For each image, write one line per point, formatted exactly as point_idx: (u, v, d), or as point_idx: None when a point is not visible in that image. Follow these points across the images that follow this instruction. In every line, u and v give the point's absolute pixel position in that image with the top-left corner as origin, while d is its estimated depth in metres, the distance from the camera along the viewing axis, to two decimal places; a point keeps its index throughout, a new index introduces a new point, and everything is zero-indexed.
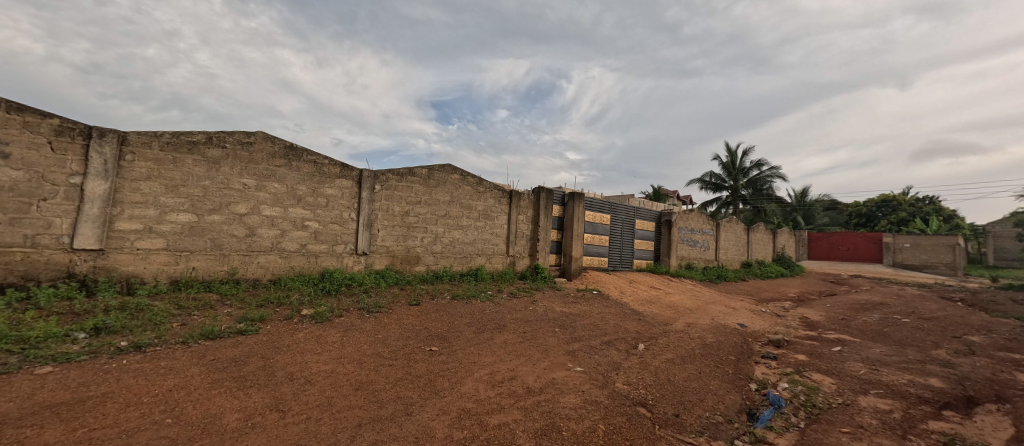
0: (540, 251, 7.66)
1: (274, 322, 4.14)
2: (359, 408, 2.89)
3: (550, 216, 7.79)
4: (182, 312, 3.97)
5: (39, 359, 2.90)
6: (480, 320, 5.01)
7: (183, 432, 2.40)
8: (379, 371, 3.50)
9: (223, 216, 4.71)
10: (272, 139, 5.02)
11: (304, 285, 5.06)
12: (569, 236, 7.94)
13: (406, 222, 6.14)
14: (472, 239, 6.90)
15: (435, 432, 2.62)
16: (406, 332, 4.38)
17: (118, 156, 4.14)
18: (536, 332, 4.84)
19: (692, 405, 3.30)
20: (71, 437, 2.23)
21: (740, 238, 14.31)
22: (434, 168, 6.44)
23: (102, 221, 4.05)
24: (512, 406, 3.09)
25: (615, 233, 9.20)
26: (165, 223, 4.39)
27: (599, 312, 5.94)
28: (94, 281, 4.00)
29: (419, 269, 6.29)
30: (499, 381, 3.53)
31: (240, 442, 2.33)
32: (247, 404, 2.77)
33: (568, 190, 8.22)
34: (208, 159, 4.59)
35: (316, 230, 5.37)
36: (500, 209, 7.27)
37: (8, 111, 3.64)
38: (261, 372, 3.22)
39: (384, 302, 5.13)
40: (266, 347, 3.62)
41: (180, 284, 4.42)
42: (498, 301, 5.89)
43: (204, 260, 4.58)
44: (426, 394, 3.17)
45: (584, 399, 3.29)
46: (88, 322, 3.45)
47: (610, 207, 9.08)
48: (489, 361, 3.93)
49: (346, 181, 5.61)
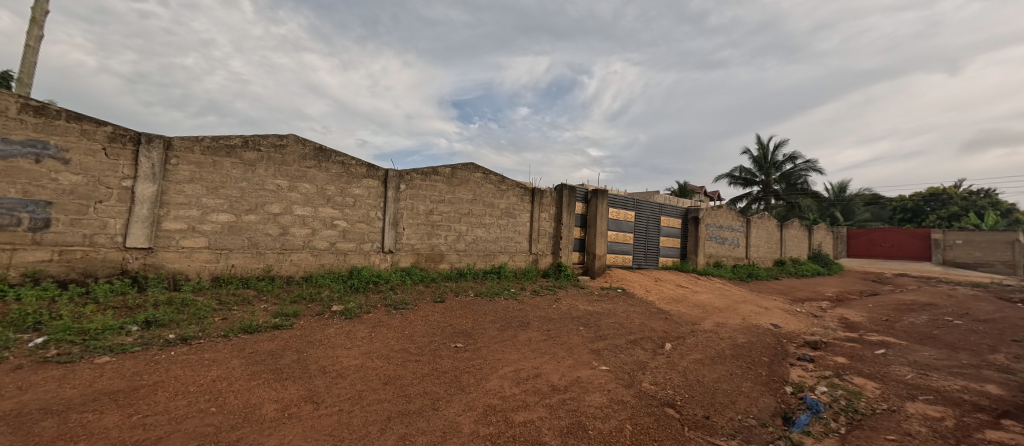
0: (563, 249, 7.61)
1: (306, 317, 4.30)
2: (389, 401, 2.96)
3: (573, 214, 7.73)
4: (223, 307, 4.19)
5: (98, 349, 3.13)
6: (504, 318, 5.03)
7: (226, 420, 2.54)
8: (406, 366, 3.58)
9: (259, 216, 4.93)
10: (303, 141, 5.21)
11: (333, 282, 5.23)
12: (593, 234, 7.86)
13: (430, 221, 6.24)
14: (495, 237, 6.93)
15: (461, 427, 2.65)
16: (432, 328, 4.45)
17: (165, 160, 4.39)
18: (560, 330, 4.82)
19: (723, 407, 3.20)
20: (127, 423, 2.40)
21: (772, 236, 13.72)
22: (457, 167, 6.50)
23: (150, 221, 4.31)
24: (537, 403, 3.08)
25: (640, 230, 9.02)
26: (207, 223, 4.63)
27: (625, 311, 5.85)
28: (144, 278, 4.28)
29: (443, 267, 6.37)
30: (524, 378, 3.53)
31: (277, 432, 2.44)
32: (283, 395, 2.90)
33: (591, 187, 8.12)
34: (244, 161, 4.81)
35: (345, 229, 5.53)
36: (523, 207, 7.27)
37: (69, 120, 3.95)
38: (295, 365, 3.36)
39: (410, 299, 5.24)
40: (300, 341, 3.77)
41: (221, 280, 4.66)
42: (522, 298, 5.89)
43: (242, 258, 4.81)
44: (452, 390, 3.21)
45: (610, 398, 3.24)
46: (140, 316, 3.69)
47: (634, 204, 8.92)
48: (513, 358, 3.94)
49: (373, 181, 5.75)
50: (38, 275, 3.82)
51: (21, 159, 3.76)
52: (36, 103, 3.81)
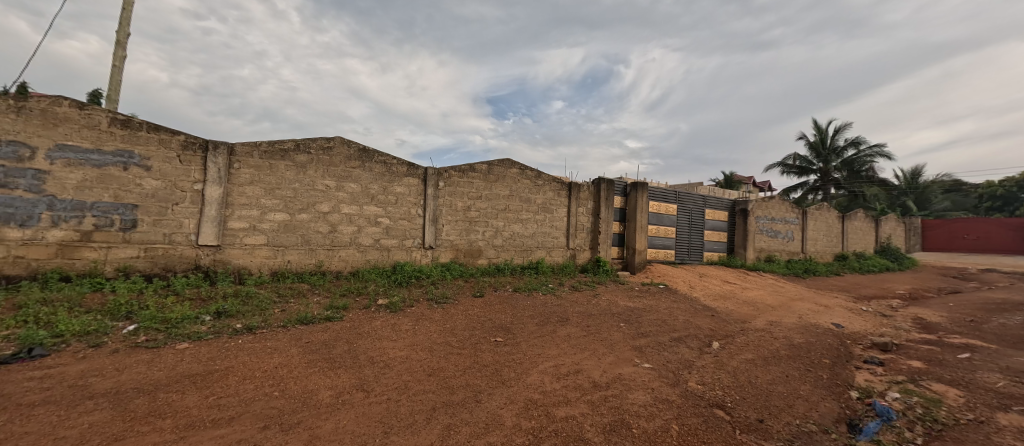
0: (602, 244, 7.47)
1: (355, 310, 4.53)
2: (433, 392, 3.06)
3: (611, 208, 7.56)
4: (282, 299, 4.52)
5: (179, 336, 3.48)
6: (543, 313, 5.02)
7: (287, 404, 2.73)
8: (448, 359, 3.67)
9: (311, 215, 5.24)
10: (348, 143, 5.47)
11: (378, 277, 5.47)
12: (633, 228, 7.64)
13: (468, 217, 6.34)
14: (532, 232, 6.93)
15: (504, 420, 2.69)
16: (472, 322, 4.54)
17: (229, 165, 4.77)
18: (601, 326, 4.73)
19: (779, 410, 3.00)
20: (205, 402, 2.66)
21: (831, 229, 12.63)
22: (494, 163, 6.56)
23: (218, 221, 4.71)
24: (578, 399, 3.05)
25: (682, 224, 8.65)
26: (266, 221, 4.99)
27: (667, 308, 5.65)
28: (214, 272, 4.69)
29: (481, 262, 6.46)
30: (564, 373, 3.51)
31: (332, 417, 2.60)
32: (336, 383, 3.07)
33: (630, 180, 7.90)
34: (297, 164, 5.13)
35: (388, 226, 5.75)
36: (559, 202, 7.21)
37: (149, 131, 4.40)
38: (346, 355, 3.55)
39: (450, 293, 5.37)
40: (350, 333, 3.98)
41: (279, 274, 5.02)
42: (560, 294, 5.85)
43: (297, 254, 5.15)
44: (493, 383, 3.25)
45: (654, 397, 3.15)
46: (211, 307, 4.06)
47: (676, 196, 8.56)
48: (553, 353, 3.92)
49: (413, 179, 5.93)
50: (129, 270, 4.32)
51: (112, 167, 4.24)
52: (123, 117, 4.27)
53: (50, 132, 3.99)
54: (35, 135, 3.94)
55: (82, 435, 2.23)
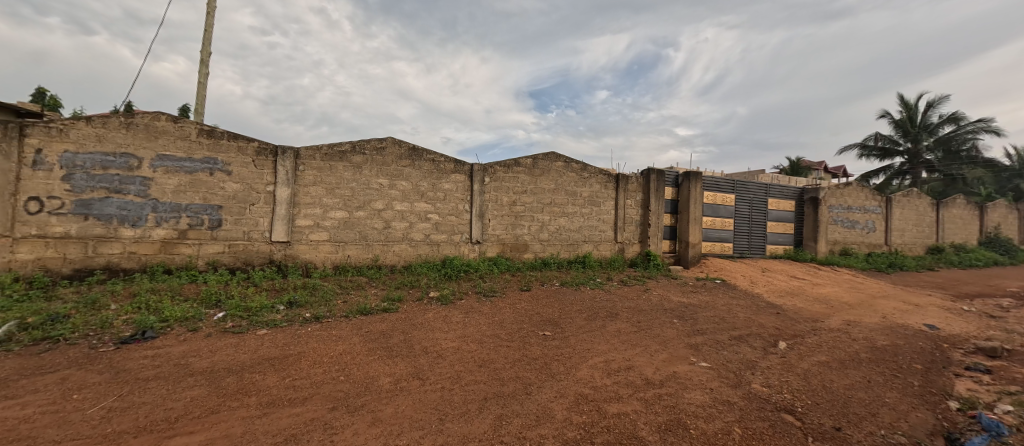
0: (652, 237, 7.20)
1: (408, 302, 4.75)
2: (484, 383, 3.13)
3: (662, 200, 7.25)
4: (344, 291, 4.86)
5: (258, 324, 3.87)
6: (592, 308, 4.94)
7: (352, 388, 2.94)
8: (499, 351, 3.74)
9: (367, 212, 5.56)
10: (399, 143, 5.72)
11: (429, 271, 5.68)
12: (686, 220, 7.28)
13: (514, 211, 6.39)
14: (578, 226, 6.82)
15: (554, 413, 2.69)
16: (520, 316, 4.58)
17: (295, 167, 5.19)
18: (653, 322, 4.57)
19: (860, 419, 2.71)
20: (282, 383, 2.94)
21: (922, 218, 11.12)
22: (539, 157, 6.54)
23: (287, 219, 5.15)
24: (630, 396, 2.98)
25: (741, 215, 8.07)
26: (328, 219, 5.37)
27: (726, 304, 5.31)
28: (286, 266, 5.14)
29: (528, 256, 6.48)
30: (615, 369, 3.44)
31: (392, 402, 2.76)
32: (395, 370, 3.26)
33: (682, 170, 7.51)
34: (354, 164, 5.46)
35: (437, 222, 5.95)
36: (606, 195, 7.02)
37: (230, 139, 4.89)
38: (403, 344, 3.74)
39: (498, 287, 5.46)
40: (405, 324, 4.18)
41: (341, 268, 5.38)
42: (609, 289, 5.72)
43: (356, 249, 5.49)
44: (543, 377, 3.26)
45: (714, 397, 2.98)
46: (284, 297, 4.46)
47: (734, 185, 8.00)
48: (603, 348, 3.85)
49: (460, 176, 6.08)
50: (217, 264, 4.86)
51: (201, 173, 4.78)
52: (207, 128, 4.79)
53: (152, 144, 4.58)
54: (141, 147, 4.54)
55: (186, 407, 2.56)
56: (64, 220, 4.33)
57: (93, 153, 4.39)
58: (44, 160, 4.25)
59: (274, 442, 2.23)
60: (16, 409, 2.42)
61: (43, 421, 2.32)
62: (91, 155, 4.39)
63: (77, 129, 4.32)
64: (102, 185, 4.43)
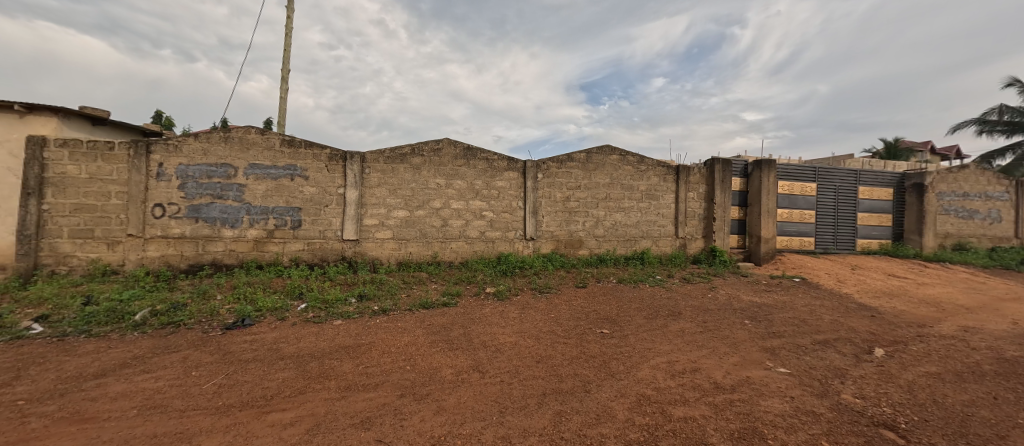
0: (717, 231, 6.74)
1: (467, 297, 4.92)
2: (543, 378, 3.15)
3: (728, 192, 6.74)
4: (407, 285, 5.15)
5: (335, 315, 4.24)
6: (652, 306, 4.74)
7: (417, 377, 3.11)
8: (556, 347, 3.73)
9: (426, 211, 5.83)
10: (454, 143, 5.91)
11: (485, 267, 5.82)
12: (757, 213, 6.70)
13: (568, 207, 6.32)
14: (635, 221, 6.58)
15: (615, 413, 2.63)
16: (577, 313, 4.53)
17: (362, 171, 5.58)
18: (721, 322, 4.27)
19: (986, 442, 2.30)
20: (356, 369, 3.19)
21: None
22: (593, 151, 6.39)
23: (356, 219, 5.56)
24: (697, 400, 2.82)
25: (822, 206, 7.25)
26: (392, 218, 5.71)
27: (807, 305, 4.82)
28: (356, 262, 5.57)
29: (582, 252, 6.39)
30: (679, 371, 3.26)
31: (455, 392, 2.88)
32: (455, 363, 3.39)
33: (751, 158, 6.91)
34: (413, 166, 5.75)
35: (492, 219, 6.07)
36: (666, 188, 6.68)
37: (307, 147, 5.39)
38: (463, 338, 3.88)
39: (553, 283, 5.45)
40: (464, 318, 4.34)
41: (403, 264, 5.70)
42: (671, 286, 5.45)
43: (417, 247, 5.79)
44: (602, 375, 3.20)
45: (795, 407, 2.72)
46: (356, 291, 4.84)
47: (814, 173, 7.19)
48: (666, 349, 3.68)
49: (513, 173, 6.13)
50: (298, 260, 5.40)
51: (284, 179, 5.33)
52: (288, 138, 5.32)
53: (245, 155, 5.19)
54: (237, 158, 5.17)
55: (279, 386, 2.89)
56: (180, 223, 5.06)
57: (200, 165, 5.08)
58: (165, 172, 5.00)
59: (352, 423, 2.44)
60: (152, 381, 2.91)
61: (171, 392, 2.77)
62: (199, 167, 5.09)
63: (188, 144, 5.03)
64: (208, 192, 5.11)
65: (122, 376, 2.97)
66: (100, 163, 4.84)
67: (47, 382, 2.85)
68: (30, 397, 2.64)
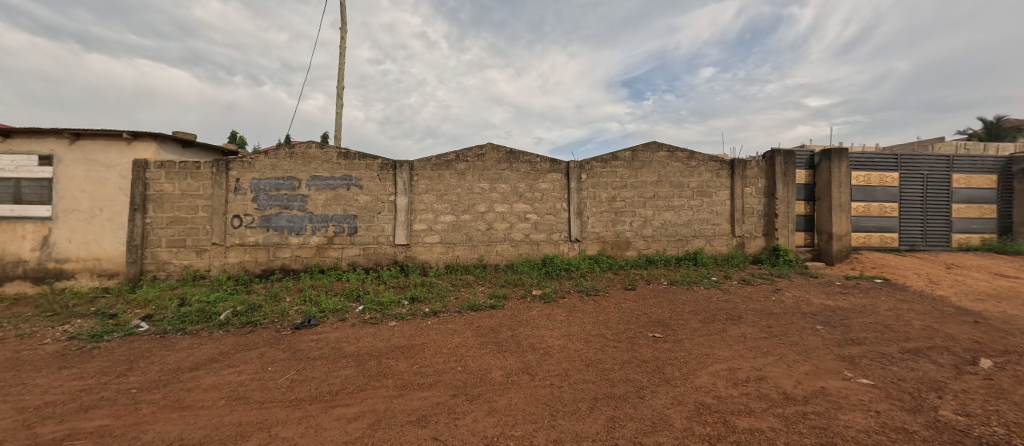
0: (779, 228, 6.25)
1: (513, 300, 4.97)
2: (593, 382, 3.09)
3: (792, 185, 6.24)
4: (456, 288, 5.31)
5: (390, 316, 4.47)
6: (709, 309, 4.49)
7: (468, 378, 3.18)
8: (606, 351, 3.65)
9: (472, 215, 5.96)
10: (497, 148, 6.00)
11: (531, 269, 5.83)
12: (827, 208, 6.14)
13: (614, 207, 6.18)
14: (686, 220, 6.28)
15: (673, 421, 2.52)
16: (627, 316, 4.40)
17: (411, 179, 5.83)
18: (789, 327, 3.95)
19: None
20: (411, 369, 3.33)
21: None
22: (638, 148, 6.20)
23: (406, 225, 5.82)
24: (764, 411, 2.63)
25: (905, 197, 6.46)
26: (439, 223, 5.91)
27: (891, 309, 4.32)
28: (407, 266, 5.83)
29: (630, 253, 6.20)
30: (742, 379, 3.05)
31: (505, 394, 2.91)
32: (505, 365, 3.43)
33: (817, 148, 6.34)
34: (458, 171, 5.91)
35: (536, 221, 6.08)
36: (719, 184, 6.31)
37: (360, 158, 5.74)
38: (511, 340, 3.92)
39: (601, 285, 5.35)
40: (512, 320, 4.38)
41: (451, 267, 5.88)
42: (729, 289, 5.14)
43: (464, 250, 5.95)
44: (656, 381, 3.08)
45: (882, 422, 2.44)
46: (409, 293, 5.06)
47: (894, 161, 6.44)
48: (726, 355, 3.46)
49: (556, 175, 6.10)
50: (355, 264, 5.75)
51: (341, 189, 5.71)
52: (344, 151, 5.70)
53: (307, 168, 5.63)
54: (301, 171, 5.63)
55: (342, 383, 3.09)
56: (254, 232, 5.59)
57: (270, 179, 5.59)
58: (241, 186, 5.56)
59: (409, 420, 2.56)
60: (236, 375, 3.24)
61: (251, 385, 3.06)
62: (269, 181, 5.59)
63: (260, 161, 5.56)
64: (277, 204, 5.61)
65: (212, 369, 3.34)
66: (190, 180, 5.48)
67: (153, 373, 3.28)
68: (141, 386, 3.05)
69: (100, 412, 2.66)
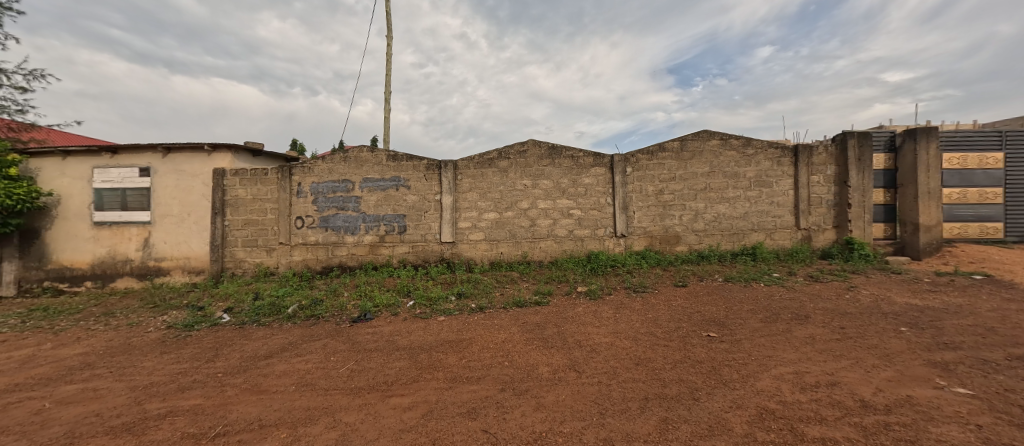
0: (853, 219, 5.66)
1: (559, 296, 4.96)
2: (644, 382, 3.01)
3: (868, 171, 5.62)
4: (501, 284, 5.39)
5: (439, 311, 4.64)
6: (772, 308, 4.19)
7: (515, 373, 3.23)
8: (656, 350, 3.54)
9: (515, 212, 6.01)
10: (539, 144, 5.98)
11: (575, 266, 5.77)
12: (912, 195, 5.47)
13: (661, 201, 5.93)
14: (742, 212, 5.88)
15: (732, 426, 2.39)
16: (678, 314, 4.23)
17: (455, 178, 5.99)
18: (866, 329, 3.57)
19: None
20: (460, 363, 3.44)
21: None
22: (687, 137, 5.90)
23: (452, 223, 6.00)
24: (837, 420, 2.41)
25: (1012, 181, 5.58)
26: (483, 220, 6.02)
27: (995, 310, 3.77)
28: (453, 263, 6.01)
29: (680, 249, 5.94)
30: (811, 384, 2.82)
31: (552, 390, 2.92)
32: (551, 361, 3.43)
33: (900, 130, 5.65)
34: (501, 169, 5.97)
35: (580, 217, 6.00)
36: (781, 173, 5.83)
37: (408, 160, 5.99)
38: (557, 336, 3.92)
39: (649, 282, 5.18)
40: (557, 317, 4.37)
41: (496, 264, 5.98)
42: (794, 286, 4.75)
43: (508, 247, 6.01)
44: (712, 383, 2.93)
45: (985, 438, 2.13)
46: (456, 289, 5.22)
47: (999, 139, 5.57)
48: (791, 357, 3.21)
49: (600, 169, 5.98)
50: (405, 261, 6.03)
51: (391, 190, 6.00)
52: (393, 153, 5.98)
53: (360, 171, 5.98)
54: (355, 174, 5.99)
55: (397, 374, 3.27)
56: (315, 232, 6.04)
57: (328, 182, 6.00)
58: (302, 190, 6.02)
59: (460, 412, 2.65)
60: (304, 363, 3.55)
61: (317, 373, 3.34)
62: (327, 184, 6.00)
63: (318, 165, 5.99)
64: (335, 205, 6.01)
65: (283, 358, 3.67)
66: (260, 186, 6.03)
67: (234, 360, 3.67)
68: (225, 370, 3.43)
69: (193, 393, 3.03)
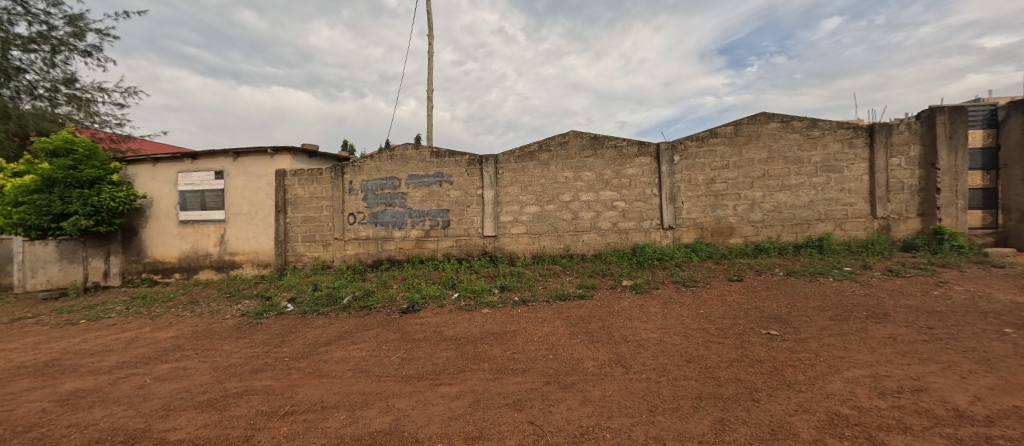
0: (943, 206, 5.02)
1: (603, 290, 4.87)
2: (697, 380, 2.88)
3: (962, 151, 4.94)
4: (543, 278, 5.39)
5: (483, 303, 4.74)
6: (843, 305, 3.84)
7: (560, 367, 3.22)
8: (710, 347, 3.37)
9: (556, 205, 5.97)
10: (580, 135, 5.88)
11: (620, 259, 5.63)
12: (1018, 177, 4.77)
13: (713, 190, 5.62)
14: (806, 201, 5.42)
15: (798, 430, 2.22)
16: (734, 310, 3.99)
17: (496, 172, 6.06)
18: (961, 329, 3.16)
19: None
20: (506, 355, 3.50)
21: None
22: (742, 122, 5.52)
23: (494, 217, 6.08)
24: (924, 430, 2.16)
25: None
26: (525, 214, 6.04)
27: None
28: (495, 256, 6.10)
29: (735, 241, 5.59)
30: (891, 389, 2.55)
31: (599, 385, 2.87)
32: (597, 355, 3.38)
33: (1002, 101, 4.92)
34: (541, 162, 5.95)
35: (624, 209, 5.84)
36: (852, 156, 5.29)
37: (451, 155, 6.13)
38: (603, 330, 3.85)
39: (700, 276, 4.94)
40: (602, 311, 4.30)
41: (538, 257, 5.98)
42: (868, 280, 4.31)
43: (550, 240, 5.99)
44: (774, 384, 2.74)
45: None
46: (499, 282, 5.30)
47: None
48: (868, 359, 2.92)
49: (645, 158, 5.76)
50: (449, 255, 6.20)
51: (435, 185, 6.18)
52: (436, 149, 6.15)
53: (406, 168, 6.22)
54: (401, 171, 6.24)
55: (444, 364, 3.39)
56: (366, 227, 6.38)
57: (376, 180, 6.30)
58: (354, 187, 6.37)
59: (506, 403, 2.69)
60: (360, 350, 3.78)
61: (372, 360, 3.54)
62: (375, 181, 6.31)
63: (367, 164, 6.30)
64: (383, 201, 6.31)
65: (341, 345, 3.94)
66: (317, 185, 6.47)
67: (298, 345, 3.99)
68: (291, 355, 3.74)
69: (265, 374, 3.34)
